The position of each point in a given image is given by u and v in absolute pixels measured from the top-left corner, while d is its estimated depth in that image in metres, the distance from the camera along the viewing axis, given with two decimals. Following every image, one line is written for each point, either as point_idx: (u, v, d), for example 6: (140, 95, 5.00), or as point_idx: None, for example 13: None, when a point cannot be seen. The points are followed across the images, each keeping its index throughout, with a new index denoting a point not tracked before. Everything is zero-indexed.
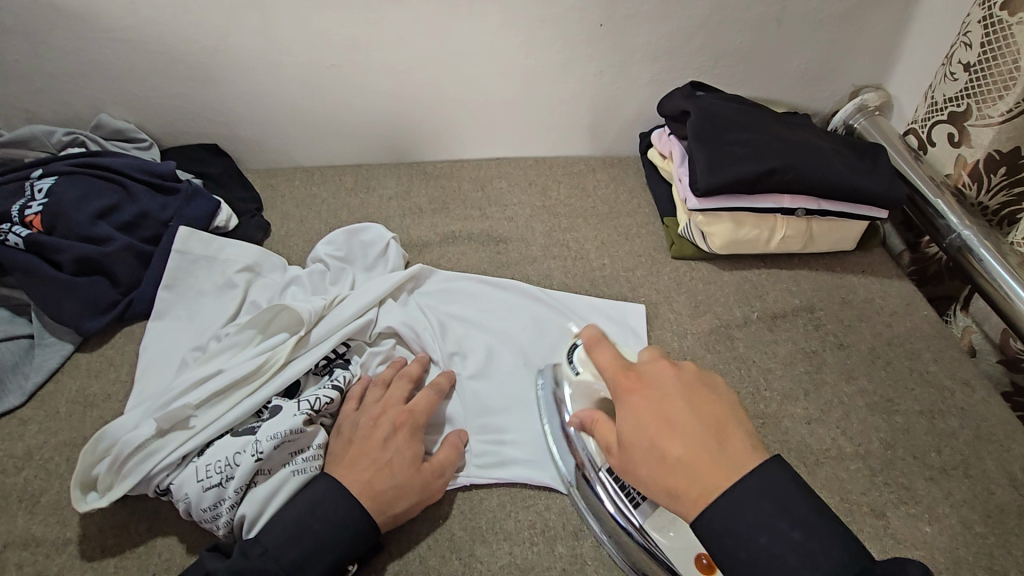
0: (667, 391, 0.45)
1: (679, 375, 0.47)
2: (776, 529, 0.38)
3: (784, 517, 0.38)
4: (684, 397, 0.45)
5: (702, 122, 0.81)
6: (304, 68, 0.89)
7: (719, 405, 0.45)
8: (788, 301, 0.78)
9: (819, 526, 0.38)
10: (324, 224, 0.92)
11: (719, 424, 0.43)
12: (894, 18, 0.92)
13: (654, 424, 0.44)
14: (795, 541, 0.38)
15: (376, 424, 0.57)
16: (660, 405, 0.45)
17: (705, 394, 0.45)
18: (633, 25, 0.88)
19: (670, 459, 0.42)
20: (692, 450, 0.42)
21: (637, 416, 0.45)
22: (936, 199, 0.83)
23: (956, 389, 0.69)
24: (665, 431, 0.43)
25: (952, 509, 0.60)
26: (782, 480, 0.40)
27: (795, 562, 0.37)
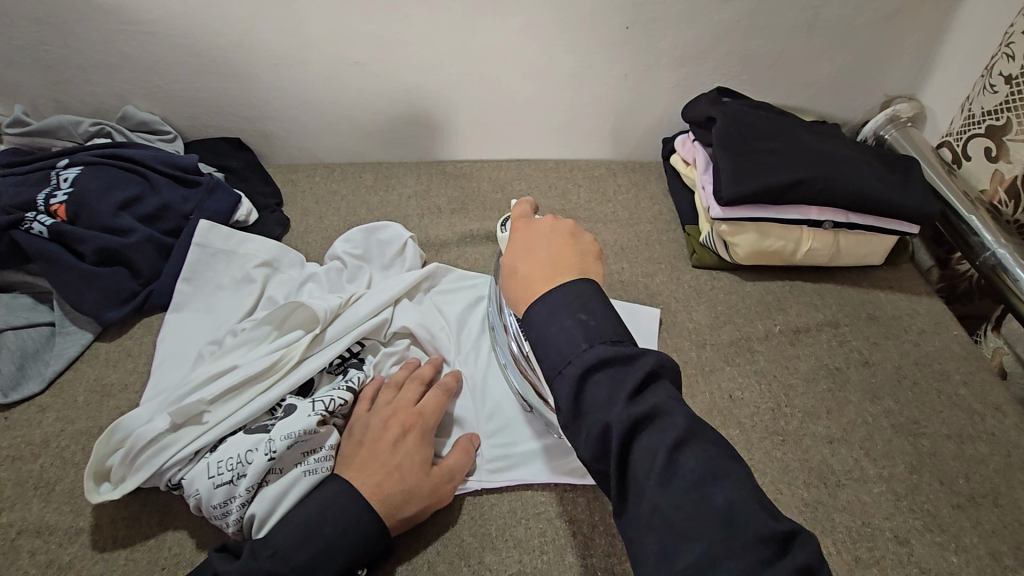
0: (540, 232, 0.52)
1: (558, 225, 0.53)
2: (572, 316, 0.45)
3: (582, 309, 0.45)
4: (552, 238, 0.51)
5: (727, 129, 0.79)
6: (327, 64, 0.89)
7: (578, 251, 0.51)
8: (811, 315, 0.76)
9: (607, 319, 0.45)
10: (343, 221, 0.92)
11: (566, 258, 0.49)
12: (932, 26, 0.89)
13: (518, 253, 0.51)
14: (586, 324, 0.44)
15: (386, 425, 0.57)
16: (528, 239, 0.52)
17: (570, 240, 0.51)
18: (661, 28, 0.86)
19: (518, 275, 0.50)
20: (535, 269, 0.49)
21: (512, 247, 0.53)
22: (969, 215, 0.80)
23: (987, 413, 0.66)
24: (521, 257, 0.51)
25: (980, 539, 0.57)
26: (589, 290, 0.46)
27: (580, 338, 0.44)
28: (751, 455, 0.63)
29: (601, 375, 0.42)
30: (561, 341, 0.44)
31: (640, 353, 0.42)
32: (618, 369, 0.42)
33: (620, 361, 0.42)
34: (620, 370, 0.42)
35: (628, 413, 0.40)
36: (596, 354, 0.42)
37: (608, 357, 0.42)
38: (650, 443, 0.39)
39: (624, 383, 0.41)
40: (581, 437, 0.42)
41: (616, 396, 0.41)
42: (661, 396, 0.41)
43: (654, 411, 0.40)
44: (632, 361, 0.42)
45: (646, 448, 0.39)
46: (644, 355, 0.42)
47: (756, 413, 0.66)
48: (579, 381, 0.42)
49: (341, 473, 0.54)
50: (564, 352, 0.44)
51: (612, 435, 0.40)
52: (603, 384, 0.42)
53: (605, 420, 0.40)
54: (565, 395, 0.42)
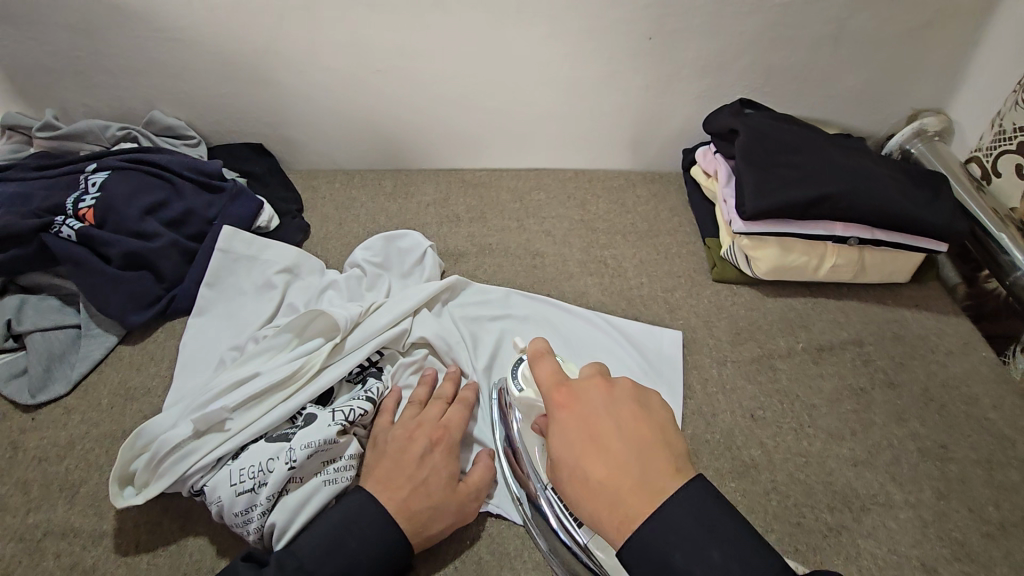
0: (603, 413, 0.43)
1: (617, 398, 0.44)
2: (702, 557, 0.36)
3: (710, 543, 0.36)
4: (617, 417, 0.43)
5: (751, 142, 0.78)
6: (350, 71, 0.89)
7: (654, 430, 0.42)
8: (835, 333, 0.75)
9: (740, 545, 0.36)
10: (362, 228, 0.92)
11: (651, 449, 0.41)
12: (961, 40, 0.87)
13: (583, 447, 0.42)
14: (716, 562, 0.36)
15: (413, 439, 0.57)
16: (593, 423, 0.43)
17: (639, 415, 0.43)
18: (683, 40, 0.86)
19: (597, 486, 0.40)
20: (615, 475, 0.40)
21: (571, 439, 0.42)
22: (999, 233, 0.80)
23: (1018, 439, 0.65)
24: (595, 454, 0.41)
25: (1011, 569, 0.56)
26: (701, 502, 0.38)
27: None
28: (774, 477, 0.62)
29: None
30: None
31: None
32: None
33: None
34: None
35: None
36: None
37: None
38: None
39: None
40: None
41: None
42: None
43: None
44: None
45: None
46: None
47: (778, 434, 0.65)
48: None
49: (367, 488, 0.54)
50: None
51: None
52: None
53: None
54: None
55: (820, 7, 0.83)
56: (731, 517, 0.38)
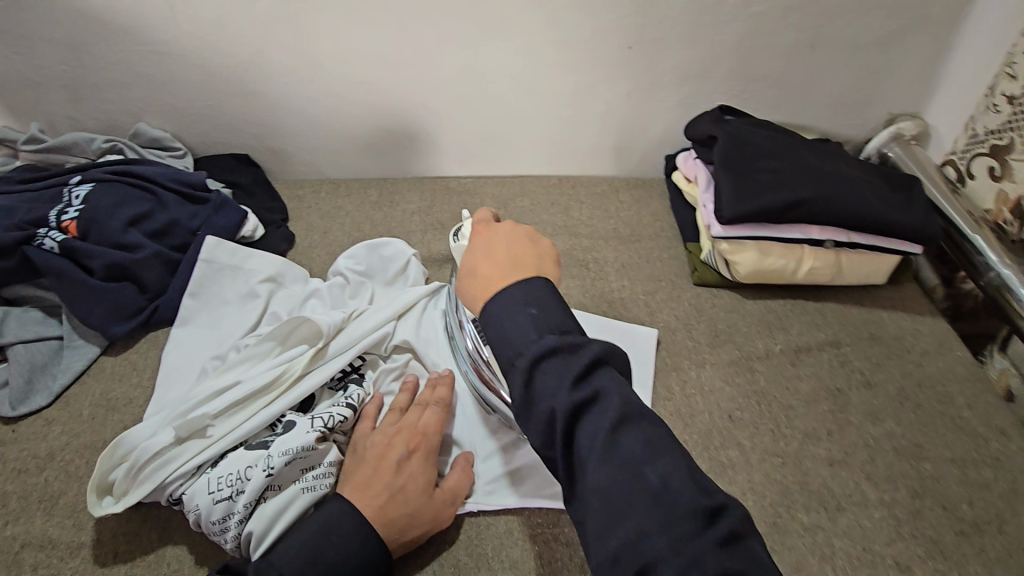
0: (501, 235, 0.52)
1: (517, 228, 0.52)
2: (523, 310, 0.44)
3: (534, 304, 0.44)
4: (510, 241, 0.51)
5: (730, 148, 0.79)
6: (334, 81, 0.90)
7: (535, 252, 0.50)
8: (813, 335, 0.76)
9: (556, 310, 0.44)
10: (347, 236, 0.93)
11: (525, 257, 0.49)
12: (935, 47, 0.89)
13: (477, 254, 0.50)
14: (533, 316, 0.43)
15: (391, 445, 0.57)
16: (490, 238, 0.51)
17: (528, 243, 0.51)
18: (662, 49, 0.87)
19: (475, 274, 0.49)
20: (490, 270, 0.48)
21: (471, 249, 0.52)
22: (974, 235, 0.80)
23: (992, 438, 0.66)
24: (480, 253, 0.50)
25: (984, 566, 0.56)
26: (544, 289, 0.45)
27: (530, 332, 0.43)
28: (750, 477, 0.62)
29: (551, 365, 0.41)
30: (514, 333, 0.43)
31: (586, 343, 0.42)
32: (567, 360, 0.41)
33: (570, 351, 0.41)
34: (567, 361, 0.41)
35: (573, 399, 0.39)
36: (546, 344, 0.41)
37: (557, 348, 0.41)
38: (593, 425, 0.39)
39: (569, 372, 0.40)
40: (532, 429, 0.41)
41: (563, 383, 0.40)
42: (606, 378, 0.41)
43: (596, 395, 0.40)
44: (581, 350, 0.42)
45: (587, 428, 0.39)
46: (592, 346, 0.42)
47: (755, 435, 0.66)
48: (528, 373, 0.41)
49: (345, 493, 0.54)
50: (516, 345, 0.43)
51: (557, 420, 0.40)
52: (552, 375, 0.41)
53: (551, 406, 0.40)
54: (518, 388, 0.41)
55: (795, 15, 0.84)
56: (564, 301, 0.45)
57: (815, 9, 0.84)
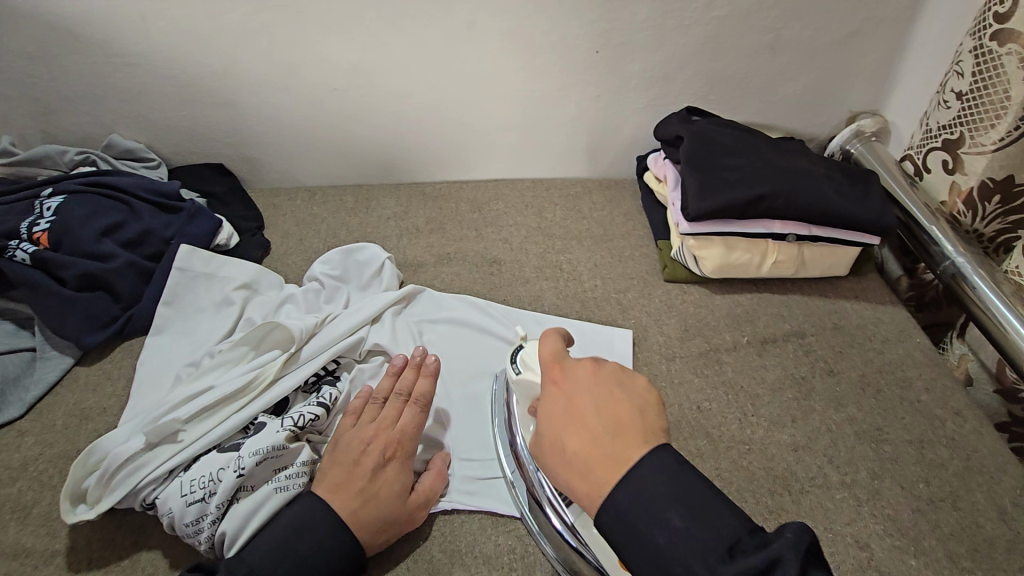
0: (583, 391, 0.47)
1: (600, 376, 0.47)
2: (664, 523, 0.39)
3: (675, 510, 0.39)
4: (597, 397, 0.46)
5: (694, 148, 0.82)
6: (307, 88, 0.92)
7: (631, 404, 0.45)
8: (779, 326, 0.78)
9: (705, 511, 0.39)
10: (323, 243, 0.94)
11: (623, 418, 0.44)
12: (890, 46, 0.92)
13: (564, 422, 0.45)
14: (681, 529, 0.38)
15: (368, 449, 0.58)
16: (573, 401, 0.46)
17: (618, 394, 0.46)
18: (628, 52, 0.89)
19: (568, 450, 0.44)
20: (589, 446, 0.43)
21: (552, 411, 0.47)
22: (930, 225, 0.82)
23: (948, 418, 0.68)
24: (569, 424, 0.45)
25: (939, 542, 0.59)
26: (668, 469, 0.40)
27: (690, 558, 0.37)
28: (718, 464, 0.64)
29: None
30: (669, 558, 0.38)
31: (782, 564, 0.35)
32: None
33: None
34: None
35: None
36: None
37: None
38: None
39: None
40: None
41: None
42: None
43: None
44: (773, 570, 0.35)
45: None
46: (789, 565, 0.35)
47: (723, 423, 0.68)
48: None
49: (319, 492, 0.55)
50: (680, 573, 0.38)
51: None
52: None
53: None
54: None
55: (753, 18, 0.87)
56: (707, 494, 0.40)
57: (773, 13, 0.87)
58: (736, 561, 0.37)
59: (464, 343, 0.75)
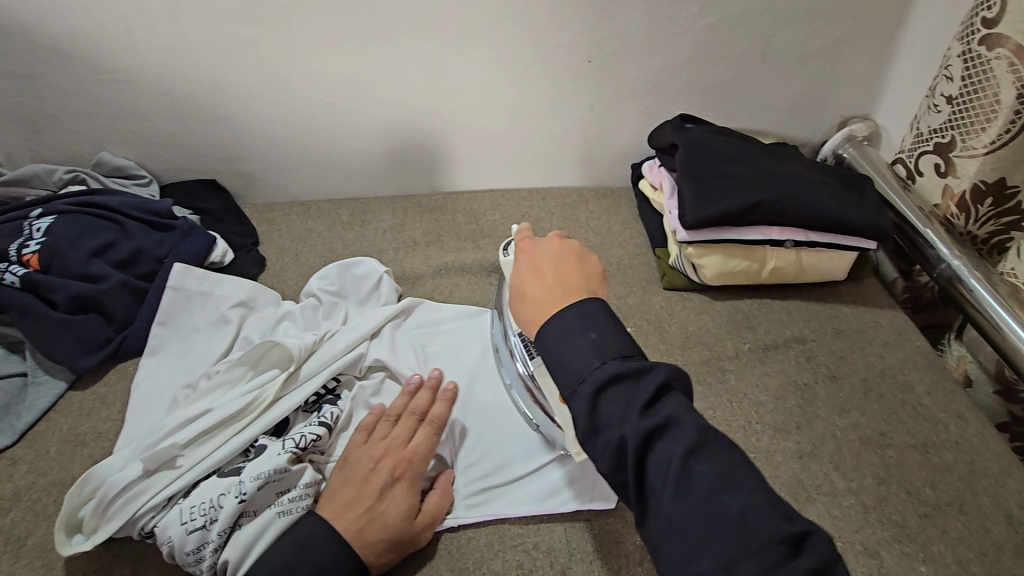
0: (546, 254, 0.55)
1: (563, 246, 0.55)
2: (581, 334, 0.45)
3: (592, 329, 0.46)
4: (555, 259, 0.54)
5: (690, 155, 0.82)
6: (299, 102, 0.91)
7: (582, 270, 0.53)
8: (779, 332, 0.78)
9: (615, 334, 0.45)
10: (319, 258, 0.93)
11: (571, 274, 0.52)
12: (879, 51, 0.93)
13: (524, 273, 0.53)
14: (593, 341, 0.45)
15: (377, 467, 0.57)
16: (536, 260, 0.54)
17: (574, 261, 0.53)
18: (620, 61, 0.90)
19: (524, 293, 0.52)
20: (539, 289, 0.51)
21: (517, 267, 0.55)
22: (924, 228, 0.83)
23: (951, 422, 0.68)
24: (527, 274, 0.53)
25: (947, 547, 0.58)
26: (598, 306, 0.48)
27: (591, 357, 0.44)
28: None
29: (617, 390, 0.43)
30: (573, 355, 0.45)
31: (653, 368, 0.43)
32: (632, 386, 0.42)
33: (634, 375, 0.43)
34: (632, 389, 0.42)
35: (643, 425, 0.40)
36: (610, 371, 0.43)
37: (620, 374, 0.43)
38: (664, 450, 0.40)
39: (637, 400, 0.41)
40: (599, 454, 0.42)
41: (631, 411, 0.41)
42: (673, 408, 0.42)
43: (666, 424, 0.41)
44: (645, 373, 0.43)
45: (660, 456, 0.40)
46: (658, 371, 0.42)
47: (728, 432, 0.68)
48: (594, 399, 0.43)
49: (325, 512, 0.54)
50: (577, 371, 0.44)
51: (628, 446, 0.41)
52: (618, 401, 0.42)
53: (620, 434, 0.41)
54: (583, 414, 0.43)
55: (743, 26, 0.88)
56: (619, 328, 0.46)
57: (763, 20, 0.88)
58: (623, 362, 0.43)
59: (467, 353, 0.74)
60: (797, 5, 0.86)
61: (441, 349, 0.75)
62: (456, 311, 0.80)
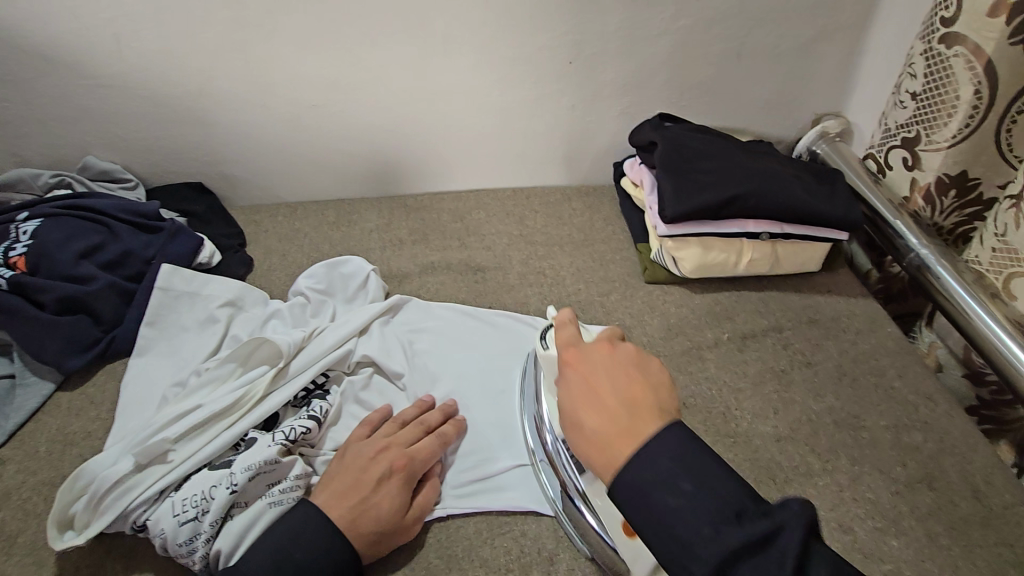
0: (599, 365, 0.47)
1: (617, 355, 0.48)
2: (674, 489, 0.39)
3: (687, 478, 0.39)
4: (612, 374, 0.46)
5: (668, 152, 0.84)
6: (285, 105, 0.92)
7: (647, 385, 0.45)
8: (757, 322, 0.81)
9: (717, 484, 0.39)
10: (306, 258, 0.94)
11: (638, 395, 0.44)
12: (849, 50, 0.97)
13: (578, 396, 0.46)
14: (691, 497, 0.39)
15: (376, 460, 0.58)
16: (589, 377, 0.46)
17: (636, 374, 0.46)
18: (600, 62, 0.92)
19: (584, 426, 0.44)
20: (606, 423, 0.43)
21: (567, 385, 0.47)
22: (894, 220, 0.86)
23: (921, 403, 0.71)
24: (583, 400, 0.45)
25: (918, 521, 0.61)
26: (682, 440, 0.41)
27: (698, 522, 0.38)
28: None
29: (746, 564, 0.36)
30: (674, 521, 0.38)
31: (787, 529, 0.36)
32: (762, 557, 0.36)
33: (764, 544, 0.36)
34: (766, 559, 0.35)
35: None
36: (728, 542, 0.36)
37: (746, 544, 0.36)
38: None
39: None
40: None
41: None
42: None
43: None
44: (775, 538, 0.36)
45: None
46: (794, 534, 0.36)
47: (709, 418, 0.70)
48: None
49: (319, 501, 0.55)
50: (682, 538, 0.38)
51: None
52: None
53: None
54: None
55: (718, 27, 0.91)
56: (720, 470, 0.40)
57: (736, 21, 0.91)
58: (743, 526, 0.37)
59: (454, 348, 0.76)
60: (769, 7, 0.90)
61: (427, 344, 0.76)
62: (443, 308, 0.81)
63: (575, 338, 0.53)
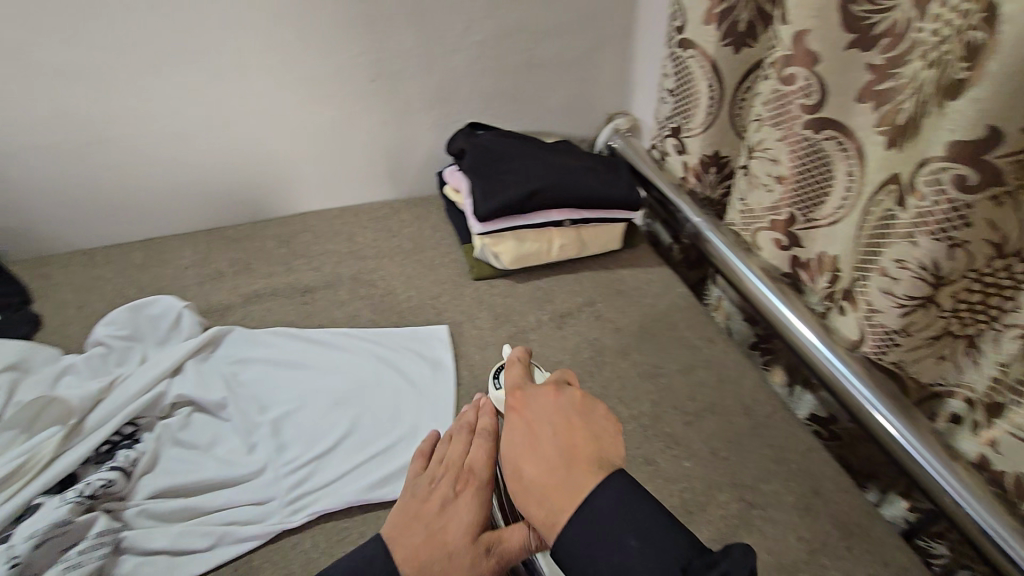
0: (542, 414, 0.50)
1: (560, 402, 0.50)
2: (621, 545, 0.42)
3: (633, 534, 0.42)
4: (554, 420, 0.49)
5: (476, 158, 0.92)
6: (57, 136, 0.85)
7: (586, 435, 0.48)
8: (572, 301, 0.90)
9: (660, 537, 0.42)
10: (109, 305, 0.86)
11: (578, 448, 0.47)
12: (624, 56, 1.11)
13: (521, 443, 0.48)
14: (637, 550, 0.41)
15: (438, 484, 0.52)
16: (532, 424, 0.49)
17: (573, 421, 0.49)
18: (403, 78, 0.97)
19: (530, 481, 0.46)
20: (545, 476, 0.46)
21: (513, 432, 0.50)
22: (675, 198, 1.02)
23: (704, 344, 0.84)
24: (527, 449, 0.48)
25: (705, 442, 0.72)
26: (628, 497, 0.44)
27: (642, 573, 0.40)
28: None
29: None
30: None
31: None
32: None
33: None
34: None
35: None
36: None
37: None
38: None
39: None
40: None
41: None
42: None
43: None
44: None
45: None
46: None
47: None
48: None
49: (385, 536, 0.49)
50: None
51: None
52: None
53: None
54: None
55: (508, 41, 1.00)
56: (667, 525, 0.43)
57: (523, 36, 1.01)
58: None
59: (286, 372, 0.75)
60: (547, 23, 1.01)
61: (255, 372, 0.74)
62: (270, 335, 0.79)
63: (523, 381, 0.56)
